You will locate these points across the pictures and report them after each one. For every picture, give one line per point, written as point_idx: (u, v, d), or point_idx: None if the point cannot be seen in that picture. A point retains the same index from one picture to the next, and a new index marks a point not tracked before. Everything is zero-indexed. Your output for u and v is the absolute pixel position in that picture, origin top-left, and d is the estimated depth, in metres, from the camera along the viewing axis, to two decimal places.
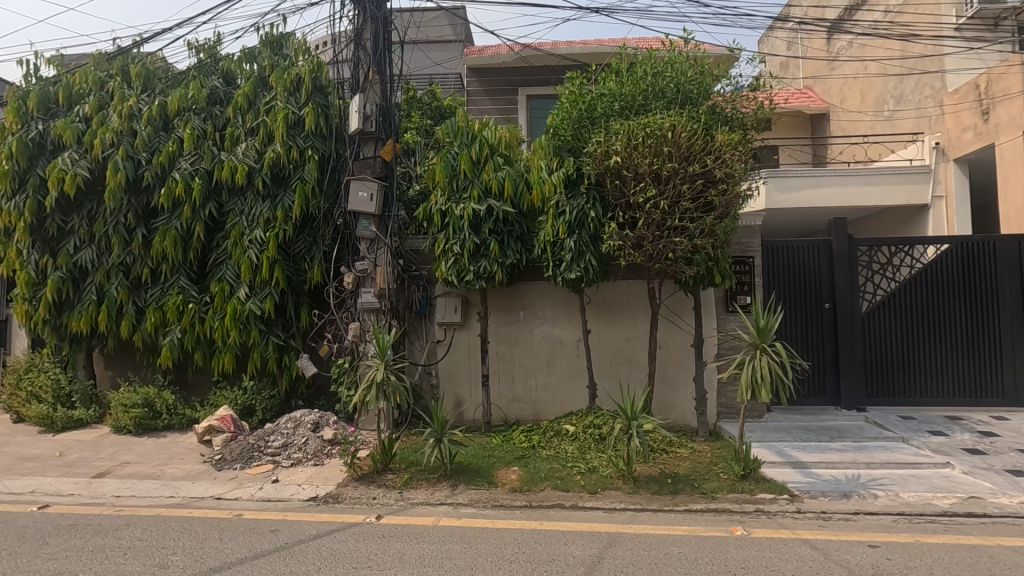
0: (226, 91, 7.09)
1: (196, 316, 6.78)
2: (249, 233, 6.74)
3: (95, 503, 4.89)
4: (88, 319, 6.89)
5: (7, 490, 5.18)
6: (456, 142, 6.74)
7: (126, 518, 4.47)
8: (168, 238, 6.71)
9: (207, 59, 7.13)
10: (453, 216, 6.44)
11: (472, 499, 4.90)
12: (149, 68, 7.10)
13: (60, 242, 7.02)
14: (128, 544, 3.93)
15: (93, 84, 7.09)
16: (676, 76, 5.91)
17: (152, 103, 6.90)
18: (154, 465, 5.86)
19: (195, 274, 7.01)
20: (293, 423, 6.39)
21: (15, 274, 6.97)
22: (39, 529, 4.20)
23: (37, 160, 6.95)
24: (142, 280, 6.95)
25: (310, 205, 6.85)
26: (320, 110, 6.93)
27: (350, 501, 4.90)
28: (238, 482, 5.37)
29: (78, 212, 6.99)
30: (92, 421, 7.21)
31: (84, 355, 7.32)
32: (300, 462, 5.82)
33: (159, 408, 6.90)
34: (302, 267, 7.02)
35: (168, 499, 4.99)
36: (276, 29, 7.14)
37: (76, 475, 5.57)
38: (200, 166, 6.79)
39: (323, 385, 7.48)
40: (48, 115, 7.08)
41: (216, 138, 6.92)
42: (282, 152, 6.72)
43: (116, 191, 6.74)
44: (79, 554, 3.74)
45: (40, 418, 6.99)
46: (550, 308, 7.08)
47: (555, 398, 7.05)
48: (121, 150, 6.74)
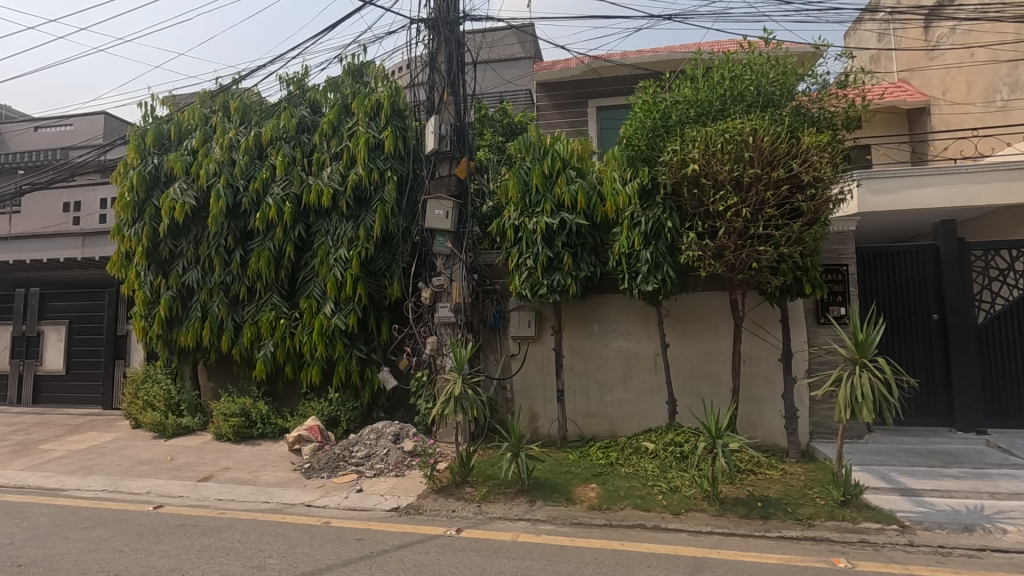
0: (313, 119, 7.57)
1: (287, 330, 7.22)
2: (335, 252, 7.13)
3: (201, 505, 5.29)
4: (194, 334, 7.51)
5: (127, 490, 5.71)
6: (528, 157, 6.81)
7: (228, 521, 4.79)
8: (262, 258, 7.21)
9: (295, 91, 7.62)
10: (526, 230, 6.48)
11: (551, 516, 4.83)
12: (246, 102, 7.72)
13: (171, 264, 7.71)
14: (230, 545, 4.20)
15: (198, 120, 7.80)
16: (756, 78, 5.66)
17: (249, 135, 7.50)
18: (251, 471, 6.26)
19: (285, 291, 7.47)
20: (375, 434, 6.61)
21: (134, 294, 7.73)
22: (154, 528, 4.59)
23: (152, 191, 7.71)
24: (240, 298, 7.49)
25: (389, 224, 7.15)
26: (399, 133, 7.25)
27: (430, 513, 4.98)
28: (325, 490, 5.62)
29: (185, 236, 7.65)
30: (197, 428, 7.83)
31: (190, 368, 7.98)
32: (382, 473, 6.00)
33: (254, 418, 7.37)
34: (382, 284, 7.30)
35: (263, 504, 5.30)
36: (357, 59, 7.55)
37: (184, 478, 6.06)
38: (290, 190, 7.26)
39: (402, 398, 7.73)
40: (162, 149, 7.85)
41: (305, 163, 7.38)
42: (363, 174, 7.06)
43: (218, 217, 7.34)
44: (188, 553, 4.05)
45: (154, 424, 7.68)
46: (626, 321, 6.93)
47: (632, 413, 6.86)
48: (223, 179, 7.35)
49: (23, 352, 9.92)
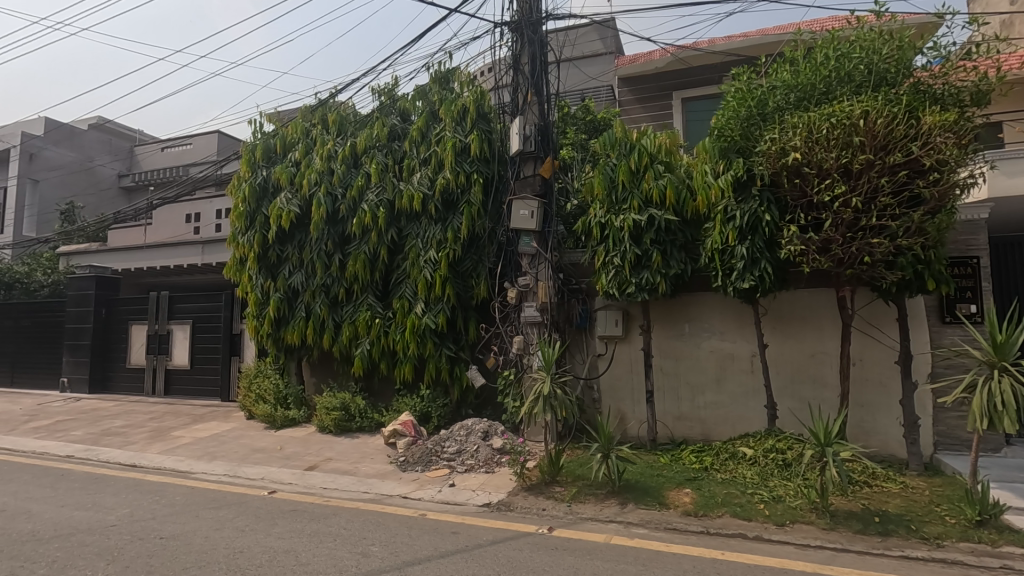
0: (403, 127, 7.89)
1: (381, 329, 7.59)
2: (425, 254, 7.39)
3: (309, 492, 5.68)
4: (299, 333, 8.08)
5: (245, 476, 6.25)
6: (614, 154, 6.69)
7: (333, 508, 5.12)
8: (359, 261, 7.63)
9: (386, 101, 7.97)
10: (612, 228, 6.37)
11: (643, 519, 4.72)
12: (342, 114, 8.19)
13: (278, 268, 8.33)
14: (336, 531, 4.48)
15: (301, 134, 8.37)
16: (866, 56, 5.21)
17: (345, 145, 7.96)
18: (351, 462, 6.63)
19: (379, 292, 7.85)
20: (465, 430, 6.78)
21: (247, 296, 8.42)
22: (270, 511, 4.99)
23: (262, 201, 8.37)
24: (339, 299, 7.96)
25: (476, 225, 7.32)
26: (484, 136, 7.39)
27: (521, 511, 5.03)
28: (419, 483, 5.84)
29: (290, 242, 8.24)
30: (302, 420, 8.41)
31: (296, 364, 8.59)
32: (473, 469, 6.14)
33: (353, 412, 7.82)
34: (469, 284, 7.47)
35: (364, 494, 5.60)
36: (443, 66, 7.78)
37: (292, 466, 6.54)
38: (383, 197, 7.63)
39: (490, 396, 7.87)
40: (269, 162, 8.49)
41: (396, 170, 7.73)
42: (451, 177, 7.27)
43: (319, 223, 7.85)
44: (300, 536, 4.36)
45: (265, 416, 8.34)
46: (719, 320, 6.62)
47: (728, 417, 6.54)
48: (323, 187, 7.84)
49: (156, 348, 11.14)
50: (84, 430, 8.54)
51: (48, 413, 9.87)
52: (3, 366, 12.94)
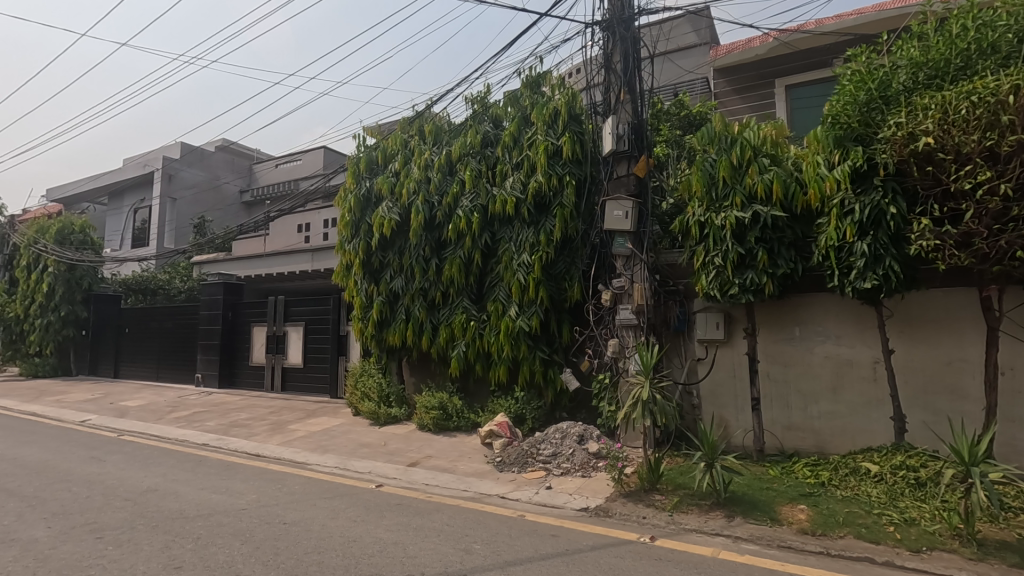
0: (496, 133, 8.05)
1: (476, 332, 7.78)
2: (518, 257, 7.48)
3: (412, 487, 5.94)
4: (400, 335, 8.48)
5: (354, 469, 6.66)
6: (714, 149, 6.38)
7: (436, 504, 5.30)
8: (455, 266, 7.88)
9: (479, 108, 8.16)
10: (713, 227, 6.08)
11: (753, 535, 4.44)
12: (438, 124, 8.50)
13: (380, 273, 8.77)
14: (440, 527, 4.64)
15: (400, 145, 8.79)
16: (1014, 24, 4.60)
17: (441, 154, 8.25)
18: (450, 460, 6.84)
19: (474, 295, 8.05)
20: (560, 433, 6.76)
21: (353, 299, 8.94)
22: (378, 504, 5.27)
23: (365, 210, 8.87)
24: (436, 302, 8.26)
25: (569, 227, 7.29)
26: (576, 137, 7.36)
27: (620, 517, 4.93)
28: (517, 484, 5.90)
29: (391, 249, 8.65)
30: (403, 418, 8.81)
31: (397, 364, 9.03)
32: (569, 472, 6.11)
33: (450, 411, 8.07)
34: (563, 286, 7.49)
35: (464, 492, 5.76)
36: (534, 70, 7.85)
37: (396, 461, 6.86)
38: (478, 202, 7.81)
39: (584, 400, 7.83)
40: (372, 174, 8.98)
41: (489, 175, 7.89)
42: (543, 180, 7.30)
43: (417, 230, 8.20)
44: (407, 529, 4.56)
45: (370, 412, 8.83)
46: (835, 323, 6.09)
47: (846, 429, 6.00)
48: (421, 196, 8.18)
49: (274, 348, 12.18)
50: (216, 421, 9.51)
51: (187, 405, 11.10)
52: (150, 362, 14.72)
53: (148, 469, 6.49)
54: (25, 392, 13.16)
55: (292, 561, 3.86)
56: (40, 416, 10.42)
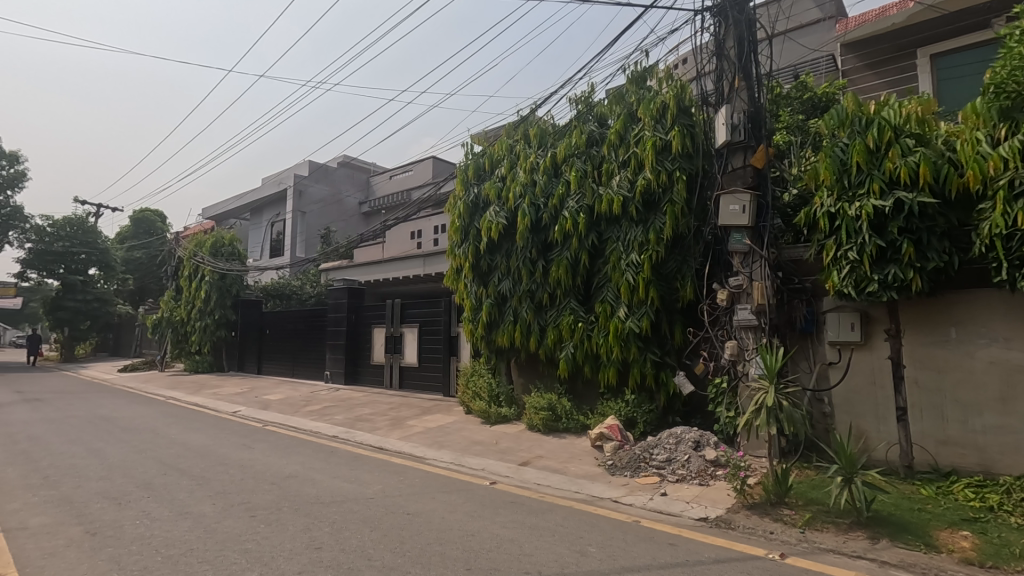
0: (601, 132, 7.95)
1: (584, 333, 7.73)
2: (626, 257, 7.33)
3: (525, 486, 6.03)
4: (509, 335, 8.63)
5: (469, 465, 6.89)
6: (845, 132, 5.80)
7: (549, 504, 5.34)
8: (562, 267, 7.89)
9: (584, 109, 8.11)
10: (845, 218, 5.53)
11: (904, 561, 3.96)
12: (542, 128, 8.57)
13: (488, 276, 8.99)
14: (554, 527, 4.66)
15: (506, 151, 8.96)
16: None
17: (547, 156, 8.31)
18: (561, 461, 6.84)
19: (581, 296, 8.01)
20: (675, 438, 6.51)
21: (463, 302, 9.25)
22: (493, 501, 5.41)
23: (474, 216, 9.15)
24: (544, 303, 8.32)
25: (680, 225, 7.01)
26: (686, 130, 7.07)
27: (745, 531, 4.63)
28: (630, 489, 5.77)
29: (499, 252, 8.84)
30: (513, 418, 8.97)
31: (506, 365, 9.23)
32: (685, 479, 5.86)
33: (559, 413, 8.08)
34: (674, 286, 7.24)
35: (575, 494, 5.74)
36: (640, 65, 7.68)
37: (508, 460, 7.00)
38: (583, 203, 7.76)
39: (699, 404, 7.52)
40: (480, 180, 9.24)
41: (595, 175, 7.81)
42: (652, 177, 7.10)
43: (524, 233, 8.31)
44: (522, 527, 4.63)
45: (482, 411, 9.08)
46: (1003, 323, 5.27)
47: (1020, 446, 5.16)
48: (527, 199, 8.29)
49: (392, 348, 12.99)
50: (344, 416, 10.33)
51: (318, 399, 12.16)
52: (287, 360, 16.32)
53: (289, 457, 7.21)
54: (189, 385, 15.18)
55: (417, 550, 4.08)
56: (201, 406, 11.96)
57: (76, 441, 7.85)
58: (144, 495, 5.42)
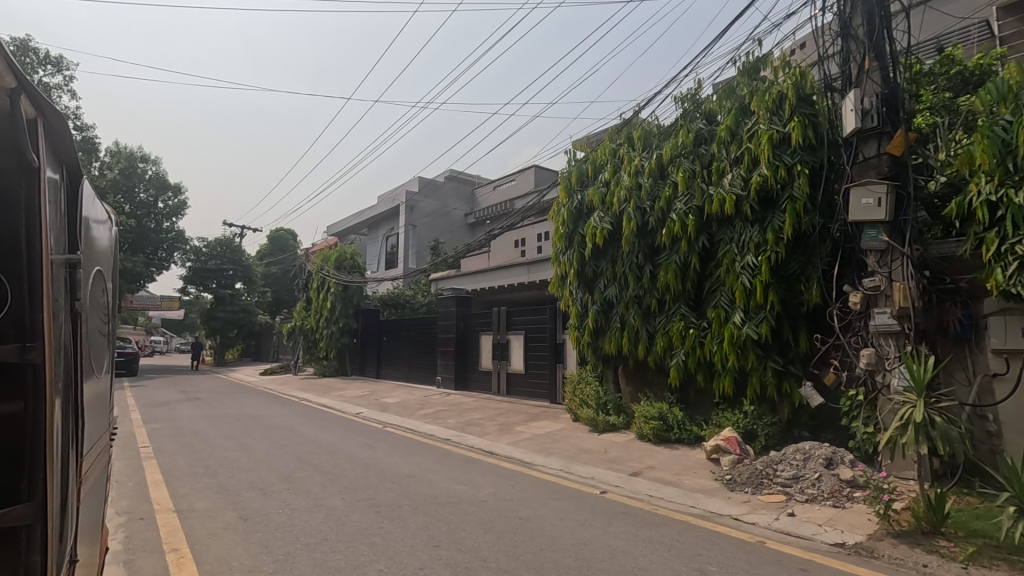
0: (710, 130, 7.59)
1: (696, 340, 7.39)
2: (741, 259, 6.93)
3: (636, 497, 5.86)
4: (616, 343, 8.47)
5: (578, 473, 6.85)
6: (1007, 109, 5.05)
7: (663, 518, 5.15)
8: (670, 271, 7.61)
9: (691, 107, 7.78)
10: (1010, 206, 4.80)
11: None
12: (647, 130, 8.35)
13: (594, 282, 8.88)
14: (670, 542, 4.48)
15: (609, 155, 8.81)
16: None
17: (651, 158, 8.07)
18: (674, 473, 6.56)
19: (692, 302, 7.68)
20: (802, 454, 6.00)
21: (568, 309, 9.22)
22: (604, 510, 5.33)
23: (578, 222, 9.09)
24: (652, 309, 8.08)
25: (802, 223, 6.53)
26: (808, 120, 6.54)
27: (891, 561, 4.14)
28: (752, 506, 5.40)
29: (604, 258, 8.70)
30: (622, 427, 8.78)
31: (613, 372, 9.10)
32: (816, 499, 5.37)
33: (671, 423, 7.77)
34: (798, 289, 6.76)
35: (691, 508, 5.48)
36: (752, 56, 7.25)
37: (618, 470, 6.85)
38: (692, 204, 7.45)
39: (830, 417, 6.93)
40: (583, 186, 9.16)
41: (705, 174, 7.46)
42: (769, 173, 6.66)
43: (630, 237, 8.12)
44: (635, 539, 4.52)
45: (589, 419, 8.97)
46: None
47: None
48: (632, 202, 8.10)
49: (499, 355, 13.28)
50: (455, 420, 10.73)
51: (432, 403, 12.76)
52: (402, 365, 17.31)
53: (407, 458, 7.63)
54: (318, 388, 16.60)
55: (530, 555, 4.14)
56: (329, 408, 13.02)
57: (228, 436, 8.90)
58: (285, 486, 6.01)
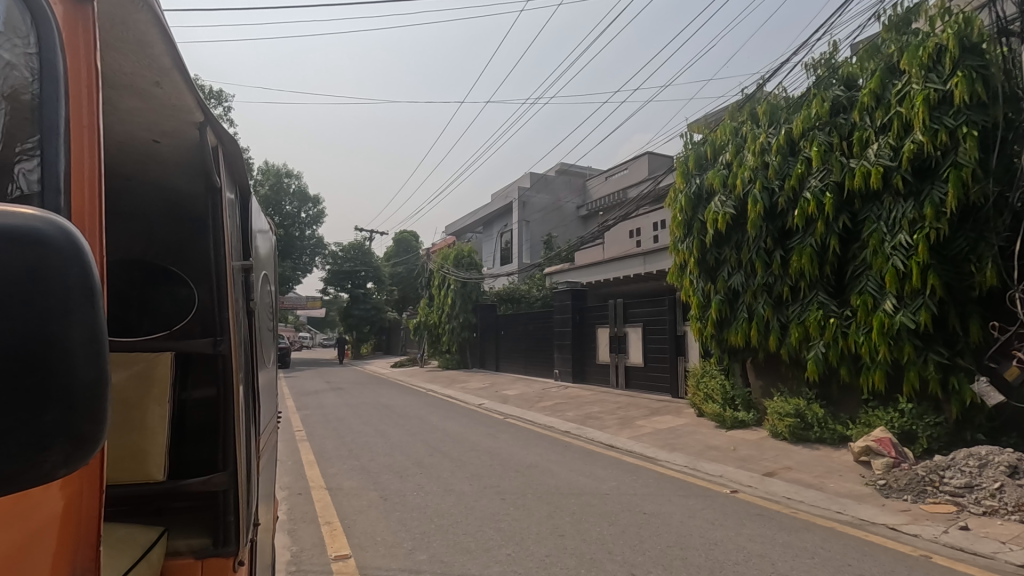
0: (850, 97, 6.81)
1: (838, 330, 6.71)
2: (891, 238, 6.18)
3: (772, 499, 5.47)
4: (743, 334, 7.93)
5: (705, 470, 6.55)
6: None
7: (804, 522, 4.76)
8: (804, 255, 6.97)
9: (825, 73, 7.03)
10: None
11: None
12: (773, 103, 7.67)
13: (717, 270, 8.37)
14: (814, 549, 4.13)
15: (730, 135, 8.24)
16: None
17: (779, 134, 7.43)
18: (815, 476, 6.02)
19: (833, 288, 6.99)
20: (977, 460, 5.24)
21: (689, 299, 8.79)
22: (737, 511, 5.04)
23: (697, 208, 8.61)
24: (784, 298, 7.47)
25: (970, 194, 5.66)
26: (975, 73, 5.65)
27: None
28: (912, 516, 4.80)
29: (727, 244, 8.18)
30: (752, 423, 8.23)
31: (741, 365, 8.54)
32: (997, 513, 4.62)
33: (810, 420, 7.13)
34: (966, 270, 5.91)
35: (837, 514, 5.00)
36: (900, 8, 6.41)
37: (750, 469, 6.44)
38: (830, 179, 6.77)
39: (1012, 419, 6.01)
40: (702, 170, 8.65)
41: (844, 147, 6.73)
42: (925, 139, 5.86)
43: (756, 221, 7.55)
44: (773, 543, 4.23)
45: (715, 415, 8.50)
46: None
47: None
48: (758, 183, 7.51)
49: (617, 348, 13.07)
50: (574, 413, 10.77)
51: (550, 396, 12.91)
52: (520, 359, 17.71)
53: (528, 449, 7.81)
54: (443, 380, 17.55)
55: (657, 551, 4.06)
56: (454, 399, 13.73)
57: (367, 423, 9.73)
58: (418, 471, 6.46)
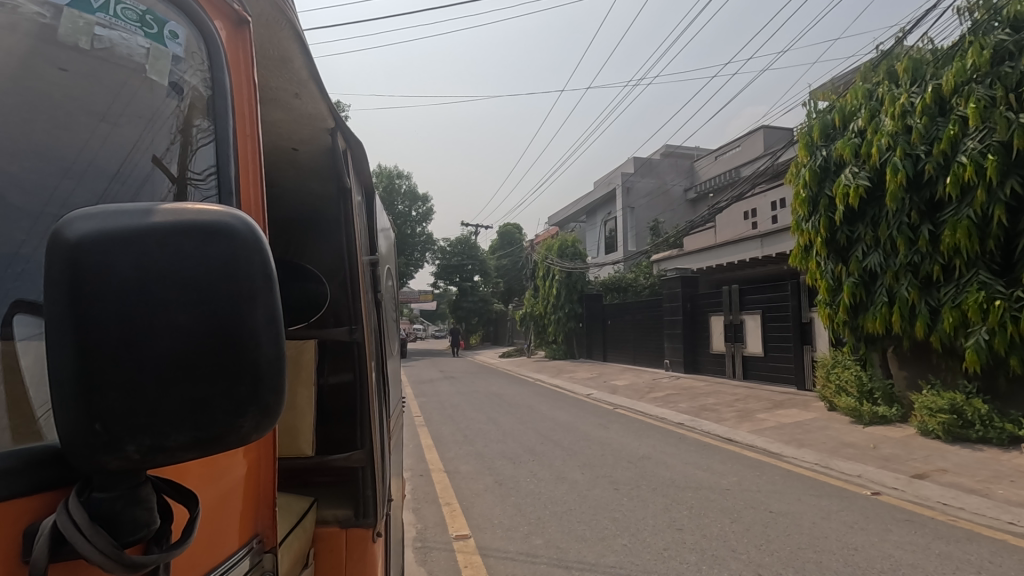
0: (1018, 40, 5.84)
1: (1007, 314, 5.82)
2: None
3: (924, 504, 4.87)
4: (882, 320, 7.09)
5: (840, 469, 5.98)
6: None
7: (966, 532, 4.18)
8: (960, 229, 6.10)
9: (983, 17, 6.07)
10: None
11: None
12: (916, 58, 6.76)
13: (850, 250, 7.56)
14: (979, 563, 3.62)
15: (862, 98, 7.37)
16: None
17: (925, 92, 6.52)
18: (979, 480, 5.27)
19: (998, 266, 6.09)
20: None
21: (816, 283, 8.00)
22: (880, 515, 4.55)
23: (824, 182, 7.81)
24: (934, 278, 6.57)
25: None
26: None
27: None
28: None
29: (862, 220, 7.37)
30: (896, 419, 7.37)
31: (881, 355, 7.69)
32: None
33: (971, 418, 6.24)
34: None
35: (1008, 524, 4.34)
36: None
37: (895, 470, 5.77)
38: (993, 140, 5.86)
39: None
40: (829, 140, 7.83)
41: (1011, 101, 5.80)
42: None
43: (897, 192, 6.69)
44: (927, 553, 3.77)
45: (850, 409, 7.72)
46: None
47: None
48: (898, 150, 6.65)
49: (733, 337, 12.33)
50: (688, 404, 10.35)
51: (661, 387, 12.52)
52: (628, 349, 17.35)
53: (641, 440, 7.63)
54: (549, 370, 17.67)
55: (787, 552, 3.79)
56: (563, 389, 13.78)
57: (480, 411, 10.08)
58: (530, 459, 6.58)
